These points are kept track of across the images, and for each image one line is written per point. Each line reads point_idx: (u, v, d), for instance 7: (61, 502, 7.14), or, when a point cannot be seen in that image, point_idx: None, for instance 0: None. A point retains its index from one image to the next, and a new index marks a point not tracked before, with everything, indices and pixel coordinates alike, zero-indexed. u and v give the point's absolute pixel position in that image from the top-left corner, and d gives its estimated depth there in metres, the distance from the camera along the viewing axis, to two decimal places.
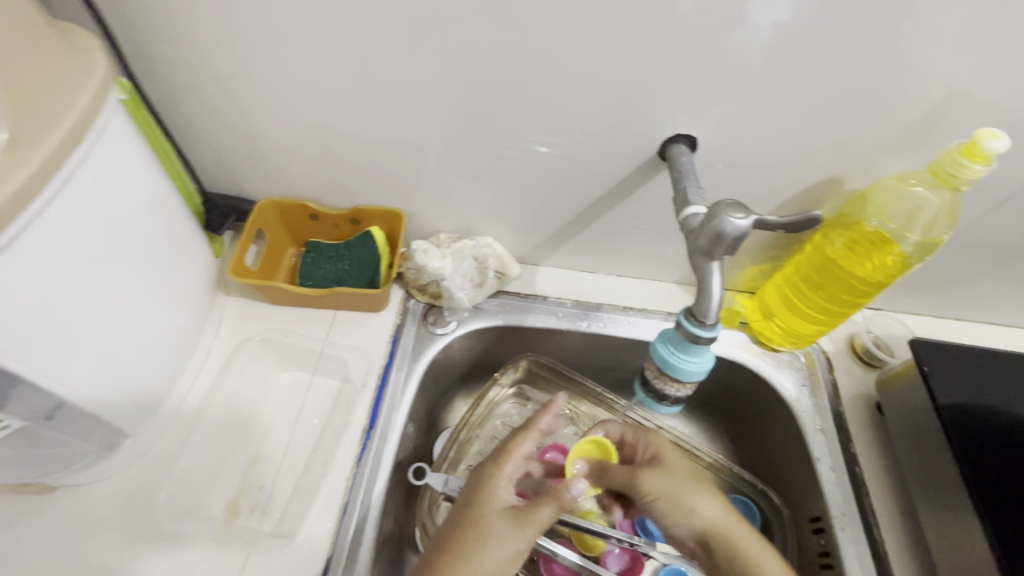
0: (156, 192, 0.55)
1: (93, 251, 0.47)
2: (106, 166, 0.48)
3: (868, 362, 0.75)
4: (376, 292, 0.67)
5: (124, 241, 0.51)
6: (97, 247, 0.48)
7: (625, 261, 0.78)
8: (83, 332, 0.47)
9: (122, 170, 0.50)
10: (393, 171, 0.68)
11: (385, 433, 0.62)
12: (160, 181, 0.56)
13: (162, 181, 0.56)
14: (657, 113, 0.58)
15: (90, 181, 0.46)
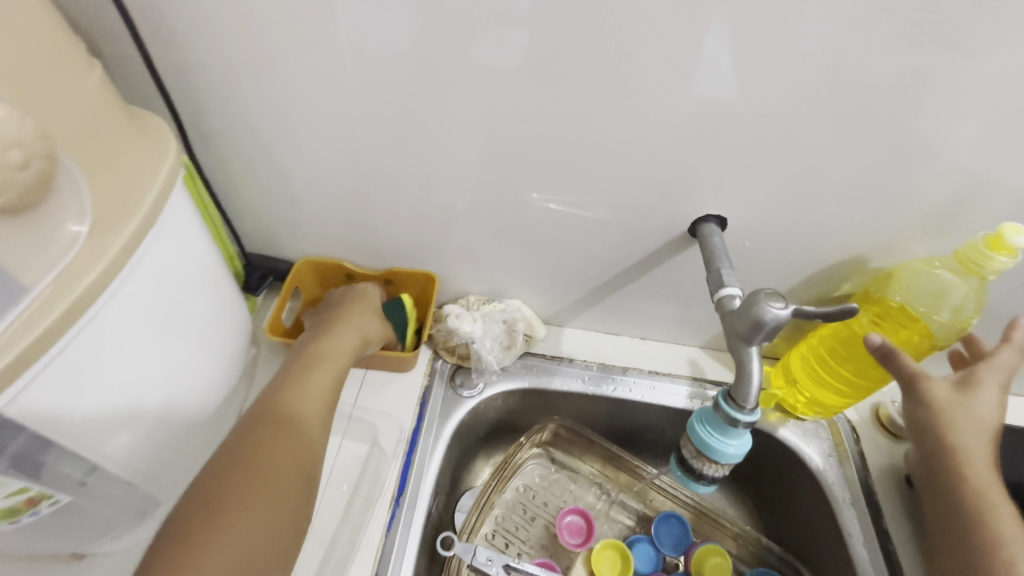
0: (208, 264, 0.58)
1: (150, 327, 0.49)
2: (171, 247, 0.51)
3: (895, 434, 0.73)
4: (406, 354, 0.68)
5: (175, 315, 0.52)
6: (154, 324, 0.50)
7: (650, 324, 0.78)
8: (135, 405, 0.49)
9: (182, 247, 0.52)
10: (425, 236, 0.70)
11: (415, 501, 0.61)
12: (211, 254, 0.58)
13: (213, 253, 0.58)
14: (687, 192, 0.60)
15: (154, 262, 0.48)
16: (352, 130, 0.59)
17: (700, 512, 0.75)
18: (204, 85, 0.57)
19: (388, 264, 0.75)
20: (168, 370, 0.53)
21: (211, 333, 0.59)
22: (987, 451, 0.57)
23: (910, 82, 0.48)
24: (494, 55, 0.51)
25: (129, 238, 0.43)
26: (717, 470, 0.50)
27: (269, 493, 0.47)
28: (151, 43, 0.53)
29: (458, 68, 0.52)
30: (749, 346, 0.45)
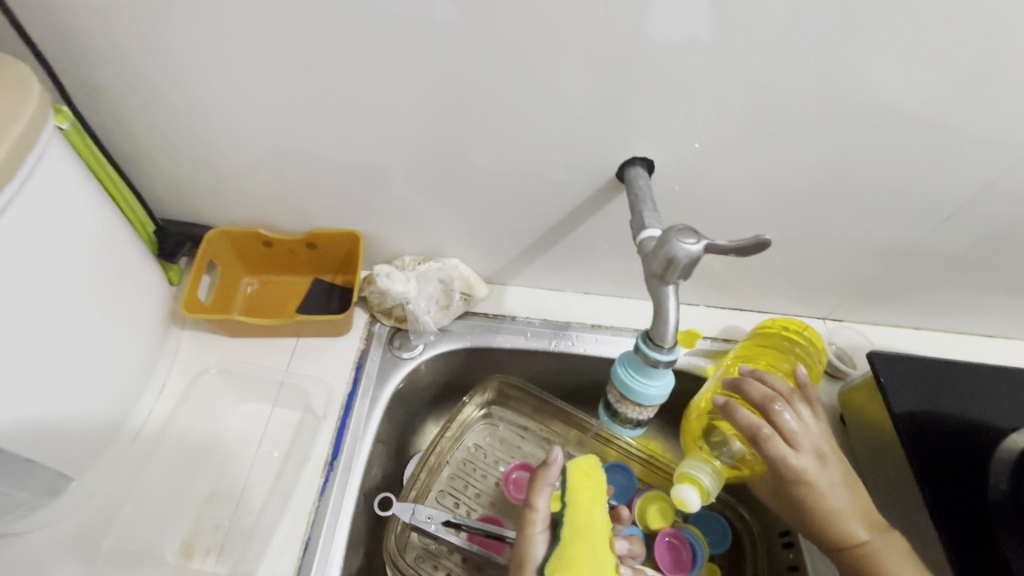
0: (93, 221, 0.55)
1: (23, 283, 0.48)
2: (41, 205, 0.49)
3: (831, 374, 0.74)
4: (337, 317, 0.66)
5: (58, 272, 0.51)
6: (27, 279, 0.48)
7: (592, 278, 0.77)
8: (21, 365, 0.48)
9: (55, 201, 0.50)
10: (353, 194, 0.67)
11: (350, 464, 0.60)
12: (98, 212, 0.56)
13: (99, 211, 0.56)
14: (611, 134, 0.58)
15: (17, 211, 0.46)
16: (253, 78, 0.55)
17: (649, 463, 0.73)
18: (83, 28, 0.51)
19: (313, 225, 0.71)
20: (60, 331, 0.51)
21: (110, 302, 0.57)
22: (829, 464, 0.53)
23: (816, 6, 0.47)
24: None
25: None
26: (642, 412, 0.51)
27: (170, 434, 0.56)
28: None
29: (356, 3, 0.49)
30: (665, 285, 0.45)
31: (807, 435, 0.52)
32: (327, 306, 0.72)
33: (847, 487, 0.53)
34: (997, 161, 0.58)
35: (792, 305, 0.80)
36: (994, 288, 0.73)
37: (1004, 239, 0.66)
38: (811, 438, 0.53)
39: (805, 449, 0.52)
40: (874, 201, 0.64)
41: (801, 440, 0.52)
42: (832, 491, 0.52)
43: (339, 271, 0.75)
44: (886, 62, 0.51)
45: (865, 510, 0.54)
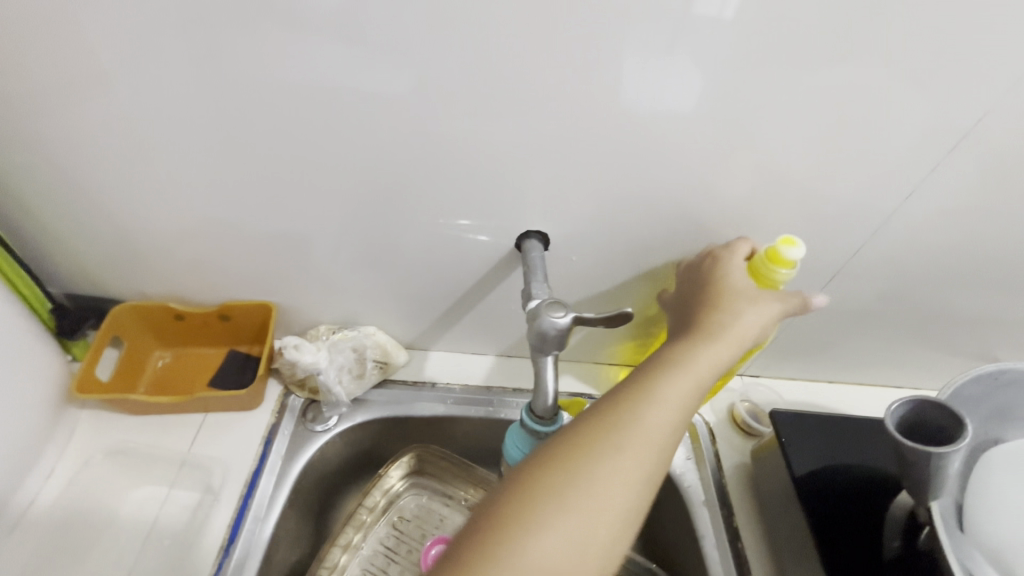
0: None
1: None
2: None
3: (747, 432, 0.75)
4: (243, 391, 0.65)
5: None
6: None
7: (511, 342, 0.78)
8: None
9: None
10: (265, 267, 0.68)
11: (247, 550, 0.58)
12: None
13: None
14: (507, 206, 0.61)
15: None
16: (154, 158, 0.57)
17: None
18: None
19: (225, 297, 0.71)
20: None
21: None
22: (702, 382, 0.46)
23: (679, 87, 0.50)
24: (280, 71, 0.50)
25: None
26: None
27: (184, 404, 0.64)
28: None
29: (243, 86, 0.50)
30: (544, 357, 0.46)
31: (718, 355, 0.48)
32: (239, 379, 0.71)
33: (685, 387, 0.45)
34: (861, 227, 0.63)
35: None
36: (888, 340, 0.77)
37: (885, 294, 0.71)
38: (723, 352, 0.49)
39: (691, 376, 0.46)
40: None
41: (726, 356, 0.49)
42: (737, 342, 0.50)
43: (255, 341, 0.74)
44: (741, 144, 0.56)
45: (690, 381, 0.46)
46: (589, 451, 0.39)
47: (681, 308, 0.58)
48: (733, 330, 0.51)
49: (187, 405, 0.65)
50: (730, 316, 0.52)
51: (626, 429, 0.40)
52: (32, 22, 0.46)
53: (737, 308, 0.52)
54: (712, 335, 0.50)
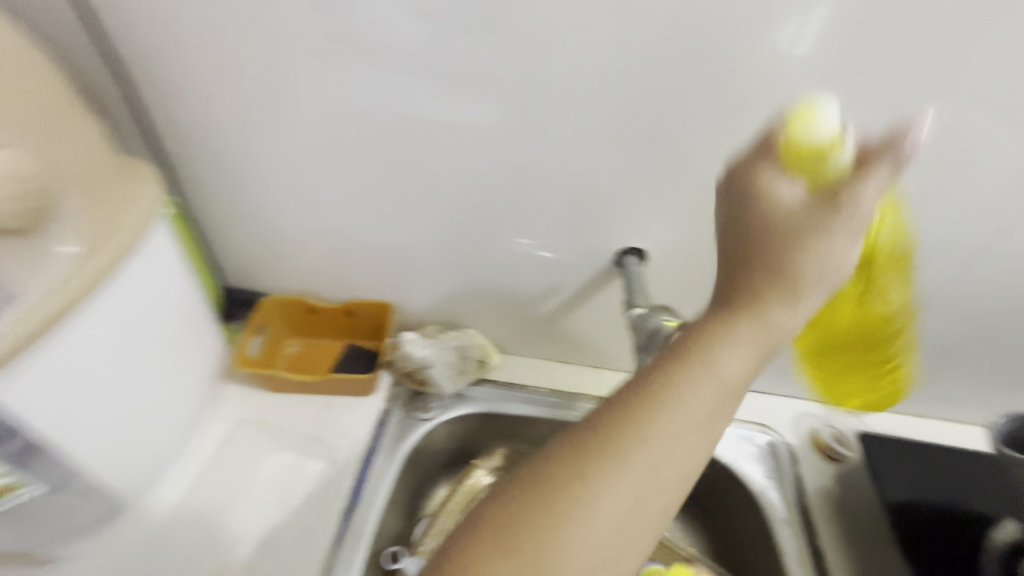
0: (179, 291, 0.61)
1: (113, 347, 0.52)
2: (150, 283, 0.56)
3: (832, 457, 0.76)
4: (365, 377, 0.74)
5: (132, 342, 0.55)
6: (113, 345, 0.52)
7: (598, 354, 0.83)
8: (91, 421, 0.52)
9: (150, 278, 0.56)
10: (387, 270, 0.77)
11: (364, 517, 0.65)
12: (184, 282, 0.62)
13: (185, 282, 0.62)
14: (608, 226, 0.66)
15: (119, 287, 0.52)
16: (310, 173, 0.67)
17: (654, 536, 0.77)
18: (183, 140, 0.65)
19: (349, 296, 0.81)
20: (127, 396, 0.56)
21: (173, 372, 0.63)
22: (739, 360, 0.35)
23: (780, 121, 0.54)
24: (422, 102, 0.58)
25: (102, 263, 0.48)
26: None
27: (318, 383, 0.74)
28: (133, 101, 0.63)
29: (396, 118, 0.60)
30: (648, 358, 0.52)
31: (742, 374, 0.36)
32: (355, 367, 0.80)
33: (717, 401, 0.35)
34: (965, 262, 0.63)
35: (792, 388, 0.82)
36: (994, 378, 0.75)
37: (992, 331, 0.69)
38: (740, 378, 0.36)
39: (707, 386, 0.35)
40: None
41: (737, 384, 0.36)
42: (742, 371, 0.36)
43: (370, 336, 0.84)
44: None
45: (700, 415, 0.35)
46: (574, 490, 0.32)
47: (736, 251, 0.38)
48: (682, 425, 0.34)
49: (318, 386, 0.75)
50: (798, 268, 0.35)
51: (622, 437, 0.34)
52: (237, 62, 0.58)
53: (791, 304, 0.36)
54: (615, 466, 0.33)
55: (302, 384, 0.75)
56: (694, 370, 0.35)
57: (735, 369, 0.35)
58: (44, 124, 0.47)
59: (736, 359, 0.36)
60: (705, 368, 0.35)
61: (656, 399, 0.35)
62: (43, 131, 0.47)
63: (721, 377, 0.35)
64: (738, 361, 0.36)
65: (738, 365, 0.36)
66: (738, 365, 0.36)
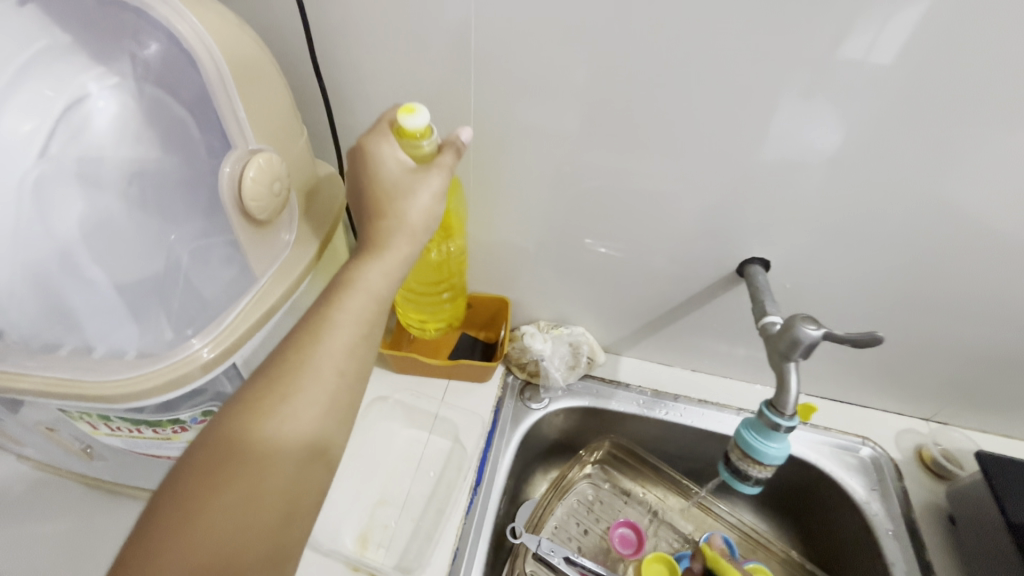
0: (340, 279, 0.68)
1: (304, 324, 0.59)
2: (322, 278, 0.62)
3: (936, 473, 0.77)
4: (484, 364, 0.80)
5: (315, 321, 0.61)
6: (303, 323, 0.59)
7: (701, 358, 0.87)
8: None
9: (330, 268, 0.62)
10: (510, 267, 0.82)
11: (489, 491, 0.71)
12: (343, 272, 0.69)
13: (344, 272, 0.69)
14: (736, 235, 0.70)
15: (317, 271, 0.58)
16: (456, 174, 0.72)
17: (749, 535, 0.80)
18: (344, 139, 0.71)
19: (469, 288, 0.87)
20: None
21: None
22: (335, 368, 0.44)
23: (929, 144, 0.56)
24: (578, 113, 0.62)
25: (310, 260, 0.54)
26: (761, 471, 0.57)
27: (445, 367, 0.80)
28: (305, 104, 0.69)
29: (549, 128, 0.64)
30: (788, 362, 0.55)
31: (419, 210, 0.51)
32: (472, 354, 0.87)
33: (326, 398, 0.43)
34: None
35: (896, 403, 0.83)
36: None
37: None
38: (422, 216, 0.51)
39: (289, 381, 0.42)
40: (983, 311, 0.69)
41: (416, 218, 0.51)
42: (342, 359, 0.44)
43: (484, 327, 0.90)
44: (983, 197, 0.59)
45: (325, 393, 0.43)
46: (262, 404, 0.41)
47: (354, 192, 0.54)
48: (403, 233, 0.50)
49: (442, 370, 0.82)
50: (397, 198, 0.51)
51: (319, 361, 0.43)
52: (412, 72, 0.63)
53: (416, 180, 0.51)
54: (378, 248, 0.49)
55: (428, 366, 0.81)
56: (308, 389, 0.42)
57: (421, 210, 0.51)
58: (277, 129, 0.51)
59: (346, 320, 0.46)
60: (292, 420, 0.41)
61: (313, 376, 0.43)
62: (286, 131, 0.53)
63: (344, 357, 0.44)
64: (422, 198, 0.51)
65: (381, 274, 0.48)
66: (423, 196, 0.51)
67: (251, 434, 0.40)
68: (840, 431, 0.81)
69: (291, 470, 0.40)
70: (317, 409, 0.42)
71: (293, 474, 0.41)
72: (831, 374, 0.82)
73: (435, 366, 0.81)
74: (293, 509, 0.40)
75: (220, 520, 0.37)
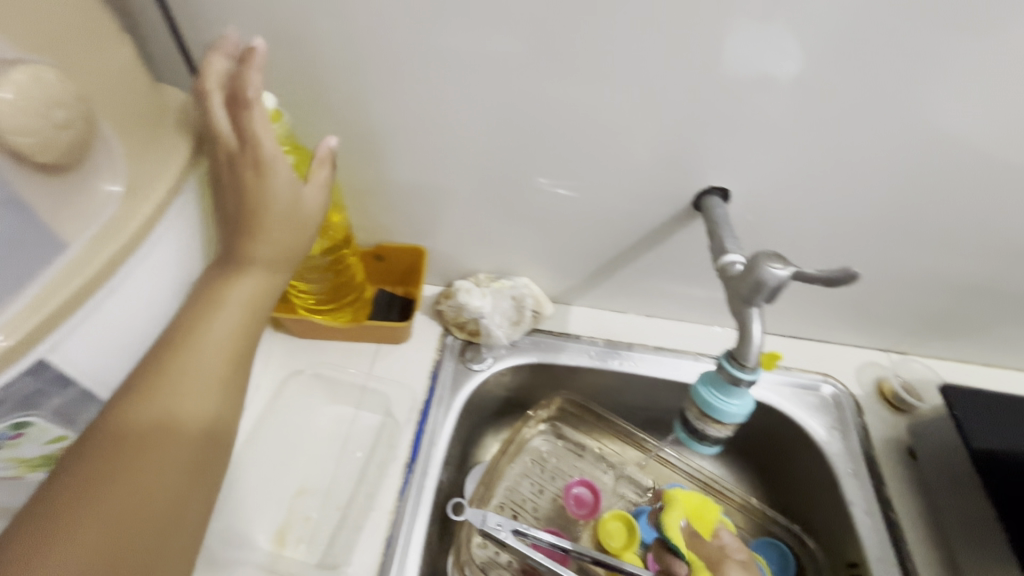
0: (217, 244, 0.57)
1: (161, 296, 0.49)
2: (190, 236, 0.51)
3: (896, 406, 0.74)
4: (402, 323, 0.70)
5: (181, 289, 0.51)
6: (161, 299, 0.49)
7: (656, 303, 0.79)
8: None
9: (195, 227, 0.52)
10: (435, 212, 0.71)
11: (426, 468, 0.64)
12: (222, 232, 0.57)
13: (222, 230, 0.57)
14: (691, 165, 0.60)
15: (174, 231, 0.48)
16: (356, 102, 0.59)
17: (708, 486, 0.76)
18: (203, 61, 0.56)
19: (379, 238, 0.75)
20: None
21: None
22: (229, 349, 0.47)
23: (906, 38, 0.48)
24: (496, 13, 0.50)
25: (156, 203, 0.44)
26: (721, 431, 0.51)
27: (362, 328, 0.70)
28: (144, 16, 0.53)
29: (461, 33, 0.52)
30: (752, 307, 0.47)
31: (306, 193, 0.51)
32: (387, 314, 0.75)
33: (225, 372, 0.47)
34: None
35: (856, 337, 0.79)
36: None
37: None
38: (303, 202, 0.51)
39: (180, 365, 0.44)
40: (953, 237, 0.64)
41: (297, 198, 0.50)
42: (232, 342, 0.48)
43: (402, 282, 0.78)
44: (961, 102, 0.52)
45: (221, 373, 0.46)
46: (164, 382, 0.44)
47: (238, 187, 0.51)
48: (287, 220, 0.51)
49: (358, 333, 0.71)
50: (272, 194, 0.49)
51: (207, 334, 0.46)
52: None
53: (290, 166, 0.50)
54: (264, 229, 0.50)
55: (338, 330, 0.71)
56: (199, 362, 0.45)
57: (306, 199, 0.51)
58: (75, 31, 0.41)
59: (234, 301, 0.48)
60: (188, 400, 0.44)
61: (204, 352, 0.46)
62: (78, 46, 0.41)
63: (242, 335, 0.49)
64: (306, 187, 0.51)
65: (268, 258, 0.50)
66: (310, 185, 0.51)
67: (156, 410, 0.43)
68: (800, 371, 0.77)
69: (184, 428, 0.43)
70: (212, 391, 0.46)
71: (187, 462, 0.43)
72: (791, 312, 0.77)
73: (351, 329, 0.71)
74: (194, 473, 0.43)
75: (109, 492, 0.39)
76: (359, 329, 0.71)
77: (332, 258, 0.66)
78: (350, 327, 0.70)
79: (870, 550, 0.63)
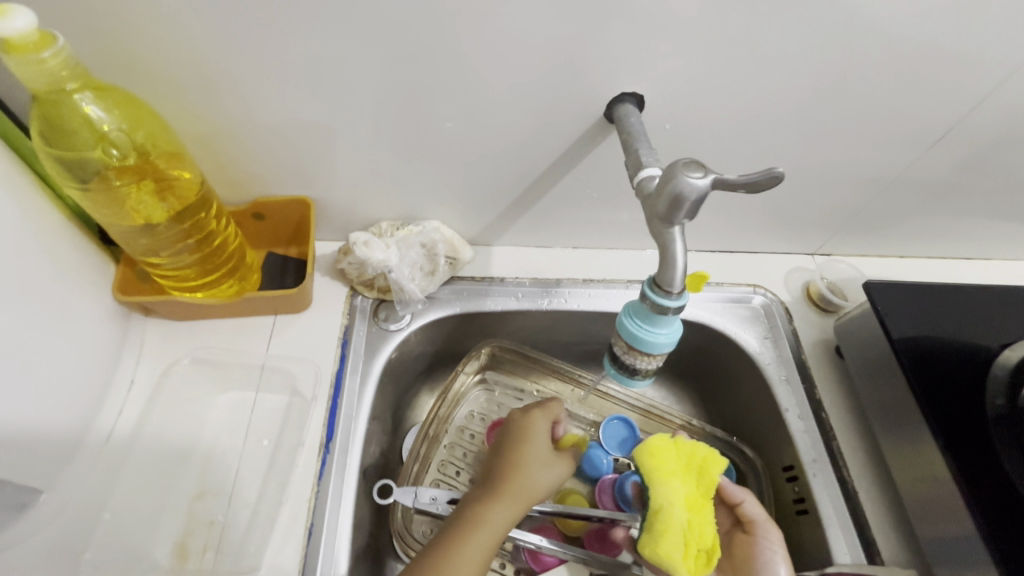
0: (23, 228, 0.46)
1: None
2: None
3: (824, 309, 0.74)
4: (293, 290, 0.61)
5: None
6: None
7: (580, 232, 0.74)
8: None
9: None
10: (315, 155, 0.60)
11: (346, 445, 0.57)
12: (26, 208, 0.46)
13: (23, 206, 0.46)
14: (598, 65, 0.53)
15: None
16: (174, 18, 0.46)
17: (648, 412, 0.75)
18: None
19: (254, 192, 0.64)
20: None
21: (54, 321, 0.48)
22: None
23: None
24: None
25: None
26: (649, 363, 0.48)
27: (245, 301, 0.61)
28: None
29: None
30: (672, 228, 0.42)
31: None
32: (281, 282, 0.65)
33: None
34: (988, 76, 0.56)
35: (782, 244, 0.78)
36: (979, 212, 0.73)
37: (991, 160, 0.65)
38: None
39: None
40: (869, 127, 0.61)
41: None
42: None
43: (293, 242, 0.68)
44: None
45: None
46: None
47: None
48: None
49: (240, 308, 0.61)
50: None
51: None
52: None
53: None
54: None
55: (217, 308, 0.61)
56: None
57: None
58: None
59: None
60: None
61: None
62: None
63: None
64: None
65: None
66: None
67: None
68: (731, 285, 0.75)
69: None
70: None
71: None
72: (717, 225, 0.74)
73: (231, 304, 0.61)
74: None
75: None
76: (240, 303, 0.61)
77: (186, 224, 0.55)
78: (230, 302, 0.60)
79: (805, 452, 0.64)
